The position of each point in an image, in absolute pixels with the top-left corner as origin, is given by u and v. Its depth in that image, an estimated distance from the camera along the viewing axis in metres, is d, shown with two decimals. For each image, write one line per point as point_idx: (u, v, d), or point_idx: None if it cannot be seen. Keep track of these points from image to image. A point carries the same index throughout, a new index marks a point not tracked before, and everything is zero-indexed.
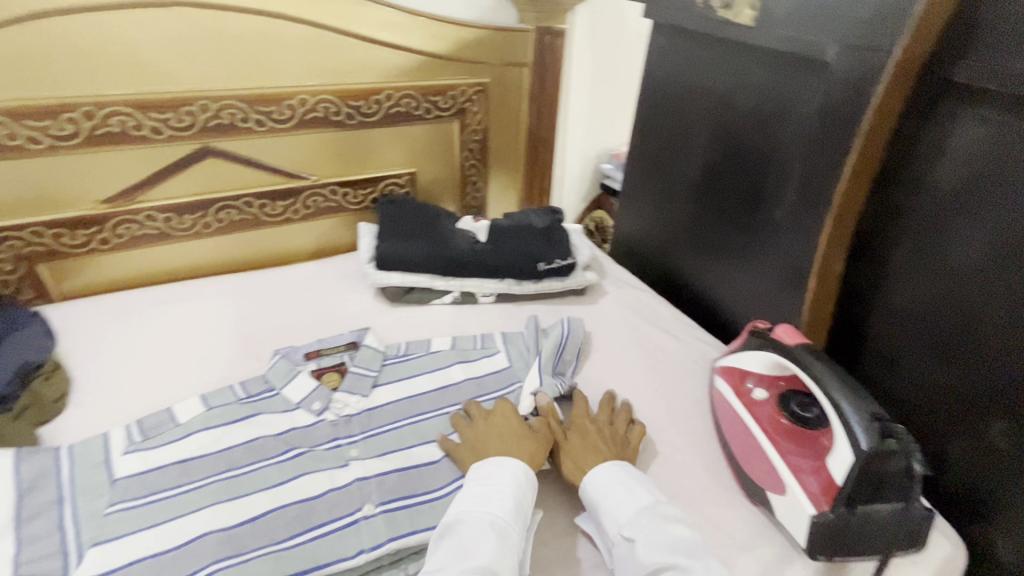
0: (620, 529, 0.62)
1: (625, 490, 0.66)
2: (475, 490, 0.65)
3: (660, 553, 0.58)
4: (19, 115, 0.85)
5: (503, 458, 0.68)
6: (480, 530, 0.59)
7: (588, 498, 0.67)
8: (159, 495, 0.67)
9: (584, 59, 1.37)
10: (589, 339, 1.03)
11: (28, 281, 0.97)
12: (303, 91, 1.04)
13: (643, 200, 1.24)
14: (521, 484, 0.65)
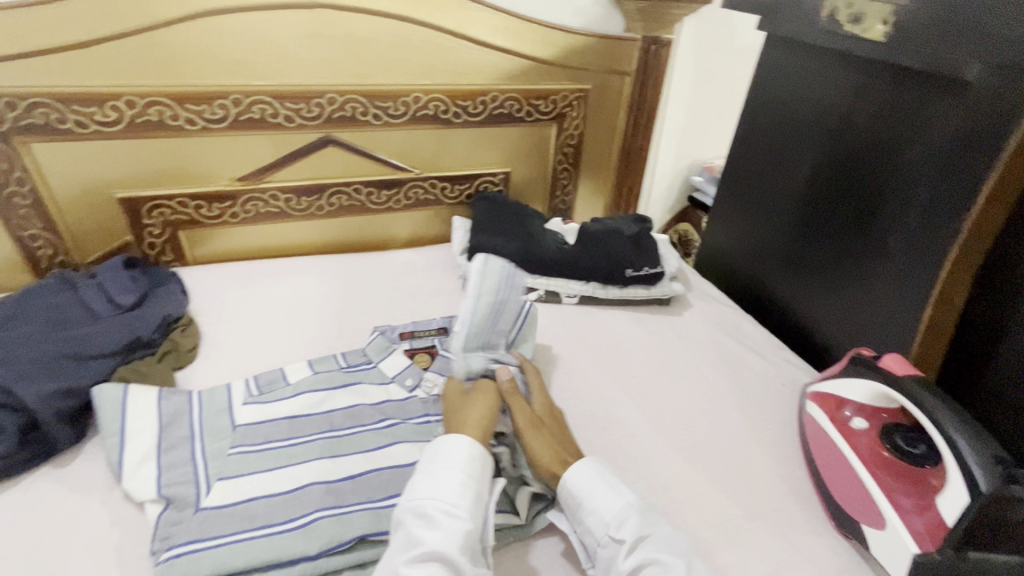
0: (606, 533, 0.62)
1: (609, 489, 0.65)
2: (423, 474, 0.64)
3: (646, 552, 0.59)
4: (181, 100, 0.97)
5: (450, 437, 0.67)
6: (429, 515, 0.59)
7: (567, 497, 0.66)
8: (273, 445, 0.75)
9: (686, 70, 1.36)
10: (672, 349, 1.02)
11: (170, 245, 1.10)
12: (418, 89, 1.11)
13: (736, 215, 1.21)
14: (467, 463, 0.65)
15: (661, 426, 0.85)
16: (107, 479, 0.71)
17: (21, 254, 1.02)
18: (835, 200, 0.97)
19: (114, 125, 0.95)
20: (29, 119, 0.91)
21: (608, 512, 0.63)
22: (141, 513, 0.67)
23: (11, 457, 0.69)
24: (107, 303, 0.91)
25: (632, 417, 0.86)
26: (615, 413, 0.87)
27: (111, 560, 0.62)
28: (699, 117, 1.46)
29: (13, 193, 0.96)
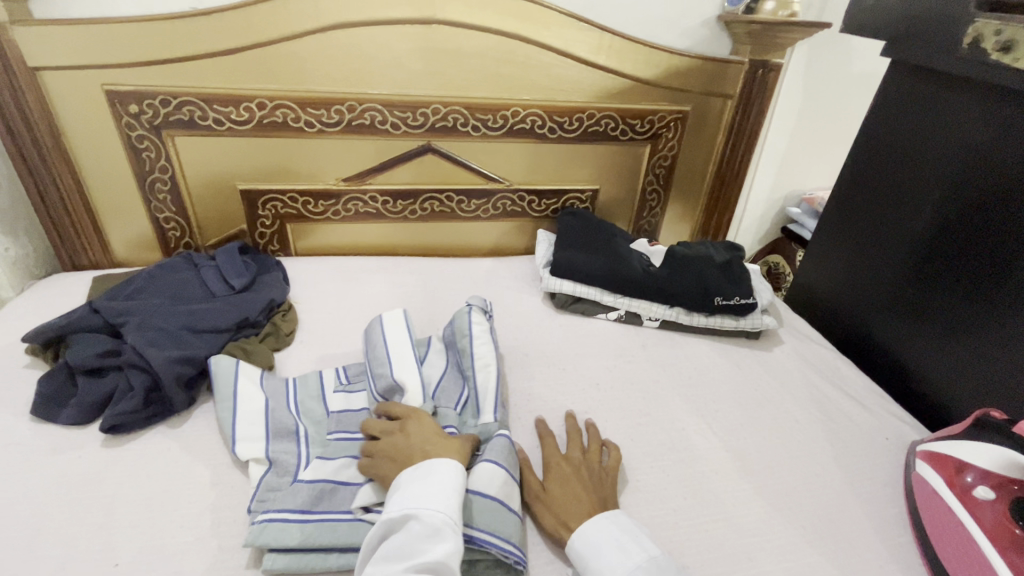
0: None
1: (617, 547, 0.61)
2: (414, 487, 0.60)
3: None
4: (303, 104, 1.05)
5: (445, 459, 0.64)
6: (427, 527, 0.56)
7: (576, 554, 0.62)
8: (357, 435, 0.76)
9: (794, 96, 1.30)
10: (761, 385, 0.96)
11: (278, 236, 1.19)
12: (518, 104, 1.14)
13: (839, 252, 1.13)
14: (461, 486, 0.61)
15: (744, 465, 0.80)
16: (209, 444, 0.77)
17: (156, 233, 1.15)
18: (961, 244, 0.89)
19: (244, 124, 1.05)
20: (177, 115, 1.02)
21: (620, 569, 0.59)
22: (236, 478, 0.73)
23: (134, 412, 0.76)
24: (222, 283, 1.00)
25: (712, 452, 0.82)
26: (694, 445, 0.83)
27: (207, 518, 0.67)
28: (803, 146, 1.39)
29: (156, 179, 1.08)
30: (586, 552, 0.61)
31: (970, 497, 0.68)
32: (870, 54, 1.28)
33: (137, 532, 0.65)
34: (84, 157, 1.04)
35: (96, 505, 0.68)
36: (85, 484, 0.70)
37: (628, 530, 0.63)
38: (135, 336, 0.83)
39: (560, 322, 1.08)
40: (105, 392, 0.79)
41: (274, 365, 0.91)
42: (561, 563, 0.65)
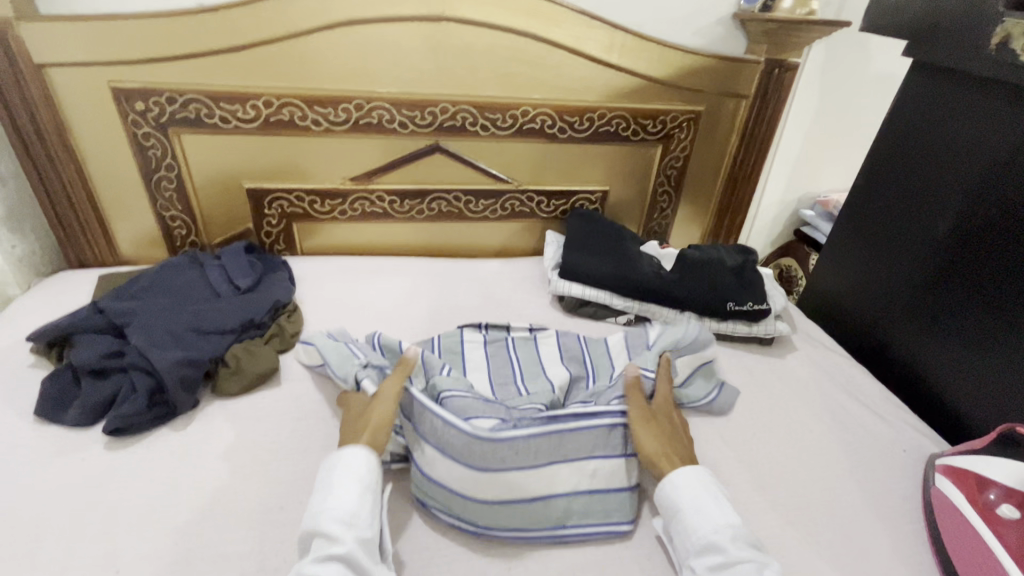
0: (692, 551, 0.61)
1: (707, 505, 0.64)
2: (324, 489, 0.63)
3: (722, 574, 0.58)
4: (311, 102, 1.04)
5: (350, 449, 0.66)
6: (330, 528, 0.59)
7: (664, 508, 0.66)
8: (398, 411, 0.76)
9: (811, 97, 1.27)
10: (773, 392, 0.94)
11: (284, 235, 1.19)
12: (528, 103, 1.11)
13: (853, 259, 1.11)
14: (365, 474, 0.64)
15: (758, 477, 0.78)
16: (211, 446, 0.76)
17: (162, 231, 1.14)
18: (979, 254, 0.87)
19: (251, 123, 1.04)
20: (184, 113, 1.01)
21: (701, 531, 0.62)
22: (239, 482, 0.71)
23: (138, 415, 0.75)
24: (227, 284, 0.99)
25: (724, 464, 0.79)
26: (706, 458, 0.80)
27: (212, 525, 0.66)
28: (819, 148, 1.36)
29: (162, 177, 1.07)
30: (671, 510, 0.65)
31: (994, 515, 0.67)
32: (890, 55, 1.26)
33: (138, 538, 0.64)
34: (90, 155, 1.04)
35: (98, 509, 0.67)
36: (86, 488, 0.69)
37: (711, 490, 0.65)
38: (138, 337, 0.81)
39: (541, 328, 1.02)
40: (107, 393, 0.78)
41: (279, 368, 0.89)
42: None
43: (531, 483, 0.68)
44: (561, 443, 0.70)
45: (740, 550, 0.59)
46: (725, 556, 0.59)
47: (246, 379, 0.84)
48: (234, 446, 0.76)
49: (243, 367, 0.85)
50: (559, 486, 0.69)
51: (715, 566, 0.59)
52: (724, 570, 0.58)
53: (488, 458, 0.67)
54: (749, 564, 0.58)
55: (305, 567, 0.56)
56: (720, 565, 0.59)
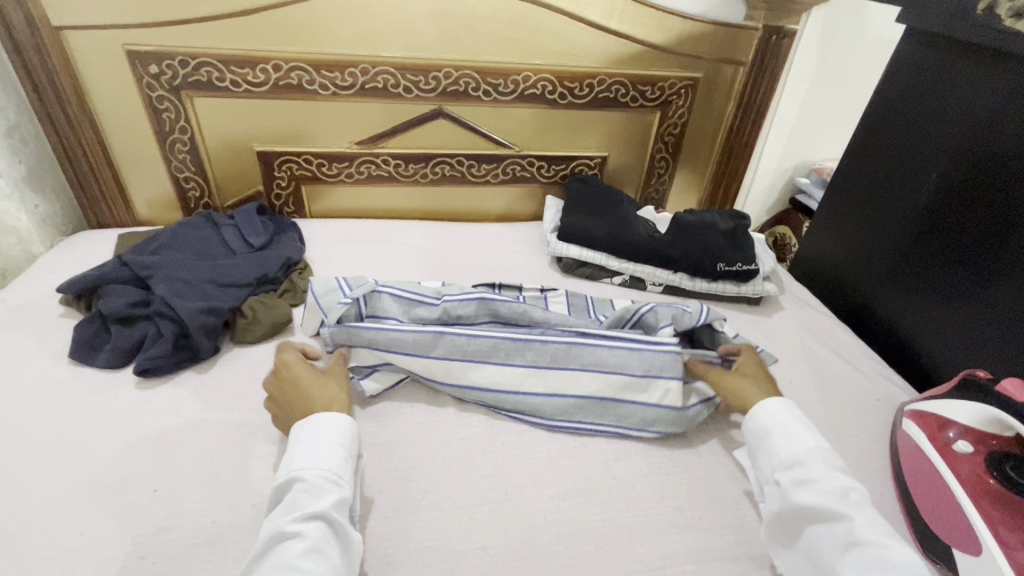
0: (778, 467, 0.66)
1: (791, 430, 0.68)
2: (304, 446, 0.64)
3: (810, 490, 0.62)
4: (318, 66, 1.07)
5: (326, 414, 0.68)
6: (312, 482, 0.60)
7: (750, 433, 0.71)
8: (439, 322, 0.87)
9: (809, 64, 1.29)
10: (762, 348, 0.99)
11: (293, 198, 1.23)
12: (528, 68, 1.14)
13: (842, 224, 1.15)
14: (347, 439, 0.67)
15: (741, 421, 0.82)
16: (231, 388, 0.82)
17: (176, 193, 1.19)
18: (961, 216, 0.91)
19: (261, 86, 1.08)
20: (196, 76, 1.05)
21: (788, 449, 0.67)
22: (260, 418, 0.78)
23: (165, 356, 0.82)
24: (241, 242, 1.04)
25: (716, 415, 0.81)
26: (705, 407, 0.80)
27: (236, 454, 0.73)
28: (816, 115, 1.38)
29: (177, 139, 1.12)
30: (761, 433, 0.70)
31: (950, 451, 0.72)
32: (889, 21, 1.27)
33: (171, 465, 0.71)
34: (107, 118, 1.08)
35: (134, 439, 0.74)
36: (122, 422, 0.76)
37: (803, 420, 0.70)
38: (162, 287, 0.87)
39: (546, 285, 1.07)
40: (135, 338, 0.84)
41: (293, 320, 0.95)
42: (560, 500, 0.70)
43: (548, 379, 0.81)
44: (570, 354, 0.82)
45: (826, 471, 0.63)
46: (809, 472, 0.63)
47: (262, 329, 0.90)
48: (254, 388, 0.83)
49: (260, 317, 0.90)
50: (573, 387, 0.81)
51: (798, 479, 0.63)
52: (808, 484, 0.63)
53: (512, 355, 0.83)
54: (835, 484, 0.62)
55: (290, 519, 0.57)
56: (806, 479, 0.63)
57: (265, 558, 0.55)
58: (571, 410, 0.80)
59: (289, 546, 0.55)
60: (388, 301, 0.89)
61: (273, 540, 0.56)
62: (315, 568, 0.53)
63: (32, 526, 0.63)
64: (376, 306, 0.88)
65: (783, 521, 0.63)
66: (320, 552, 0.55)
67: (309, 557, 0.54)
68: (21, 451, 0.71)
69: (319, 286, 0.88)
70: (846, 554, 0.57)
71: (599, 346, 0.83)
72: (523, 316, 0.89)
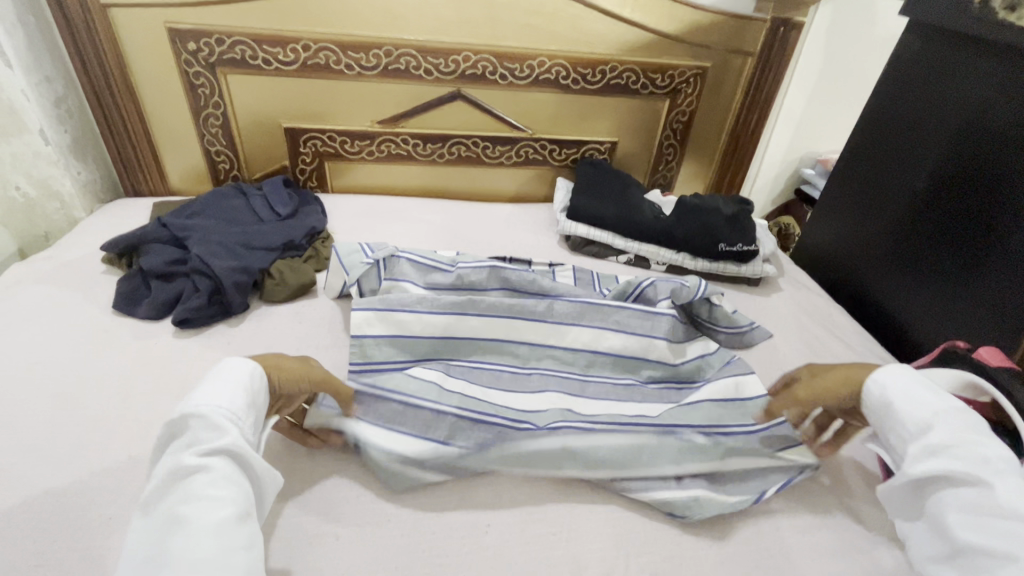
0: (909, 437, 0.61)
1: (925, 396, 0.61)
2: (202, 386, 0.60)
3: (942, 461, 0.57)
4: (345, 47, 1.13)
5: (225, 361, 0.63)
6: (209, 418, 0.56)
7: (874, 403, 0.65)
8: (456, 289, 0.94)
9: (816, 56, 1.33)
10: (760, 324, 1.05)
11: (317, 174, 1.30)
12: (544, 54, 1.19)
13: (843, 208, 1.19)
14: (254, 382, 0.62)
15: (772, 484, 0.71)
16: (261, 341, 0.89)
17: (207, 165, 1.26)
18: (954, 200, 0.95)
19: (290, 65, 1.14)
20: (231, 53, 1.11)
21: (920, 417, 0.60)
22: None
23: (201, 308, 0.89)
24: (269, 211, 1.11)
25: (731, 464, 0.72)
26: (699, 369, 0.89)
27: None
28: (822, 107, 1.42)
29: (210, 114, 1.18)
30: (885, 401, 0.64)
31: None
32: (896, 15, 1.30)
33: None
34: (145, 91, 1.15)
35: (171, 381, 0.80)
36: (161, 366, 0.83)
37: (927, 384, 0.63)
38: (198, 248, 0.94)
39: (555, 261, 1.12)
40: (174, 293, 0.91)
41: (316, 283, 1.01)
42: None
43: (561, 338, 0.91)
44: (581, 317, 0.92)
45: (963, 438, 0.57)
46: (942, 438, 0.57)
47: (288, 289, 0.96)
48: (280, 342, 0.89)
49: (286, 279, 0.97)
50: (581, 343, 0.91)
51: (928, 447, 0.58)
52: (938, 452, 0.57)
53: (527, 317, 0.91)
54: (967, 451, 0.56)
55: (190, 453, 0.54)
56: (931, 448, 0.58)
57: (167, 493, 0.52)
58: (576, 363, 0.90)
59: (193, 480, 0.52)
60: (405, 266, 0.94)
61: (174, 475, 0.52)
62: (225, 494, 0.51)
63: (84, 447, 0.70)
64: (394, 269, 0.94)
65: (912, 490, 0.60)
66: (228, 480, 0.53)
67: (218, 486, 0.52)
68: (71, 387, 0.78)
69: (343, 248, 0.96)
70: (968, 518, 0.53)
71: (608, 310, 0.93)
72: (532, 284, 0.94)
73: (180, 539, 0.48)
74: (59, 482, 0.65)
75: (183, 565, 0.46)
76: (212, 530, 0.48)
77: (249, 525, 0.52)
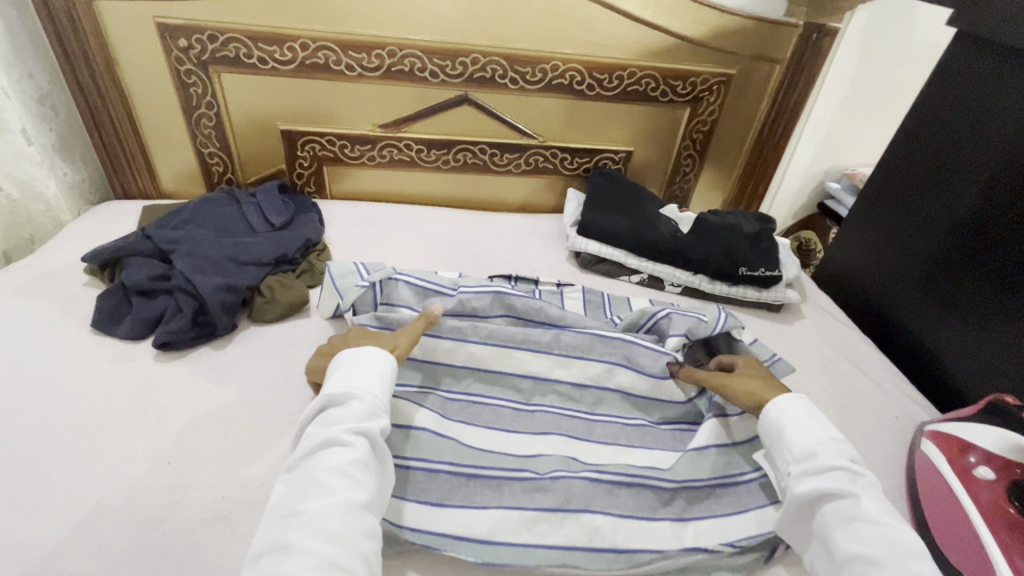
0: (793, 461, 0.68)
1: (810, 422, 0.71)
2: (355, 372, 0.70)
3: (820, 481, 0.65)
4: (345, 47, 1.06)
5: (369, 351, 0.73)
6: (365, 404, 0.67)
7: (765, 432, 0.73)
8: (461, 316, 0.87)
9: (847, 65, 1.24)
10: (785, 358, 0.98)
11: (315, 178, 1.23)
12: (558, 57, 1.11)
13: (871, 229, 1.12)
14: (393, 378, 0.72)
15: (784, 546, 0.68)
16: (247, 366, 0.84)
17: (200, 168, 1.20)
18: (1001, 232, 0.88)
19: (287, 65, 1.07)
20: (224, 52, 1.04)
21: (803, 443, 0.69)
22: (274, 398, 0.79)
23: (182, 330, 0.82)
24: (262, 220, 1.05)
25: (739, 523, 0.70)
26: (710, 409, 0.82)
27: (250, 432, 0.74)
28: (852, 117, 1.34)
29: (202, 115, 1.12)
30: (774, 429, 0.72)
31: (970, 476, 0.71)
32: (938, 21, 1.21)
33: (184, 440, 0.72)
34: (135, 90, 1.08)
35: (149, 412, 0.75)
36: (140, 393, 0.77)
37: (815, 415, 0.72)
38: (182, 262, 0.87)
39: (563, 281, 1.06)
40: (157, 311, 0.85)
41: (309, 301, 0.95)
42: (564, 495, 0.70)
43: (566, 373, 0.85)
44: (589, 351, 0.87)
45: (838, 460, 0.66)
46: (820, 461, 0.66)
47: (279, 308, 0.90)
48: (268, 368, 0.84)
49: (277, 297, 0.91)
50: (589, 380, 0.84)
51: (809, 469, 0.66)
52: (816, 474, 0.65)
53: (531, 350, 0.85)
54: (841, 471, 0.65)
55: (344, 430, 0.63)
56: (812, 469, 0.66)
57: (311, 456, 0.62)
58: (585, 402, 0.84)
59: (339, 453, 0.61)
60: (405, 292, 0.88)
61: (327, 444, 0.62)
62: (362, 478, 0.60)
63: (51, 488, 0.65)
64: (392, 294, 0.88)
65: (795, 512, 0.66)
66: (365, 466, 0.61)
67: (358, 467, 0.61)
68: (42, 416, 0.73)
69: (337, 269, 0.89)
70: (845, 528, 0.61)
71: (619, 346, 0.88)
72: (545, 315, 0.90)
73: (321, 505, 0.57)
74: (21, 528, 0.61)
75: (319, 529, 0.55)
76: (346, 509, 0.57)
77: (372, 513, 0.60)
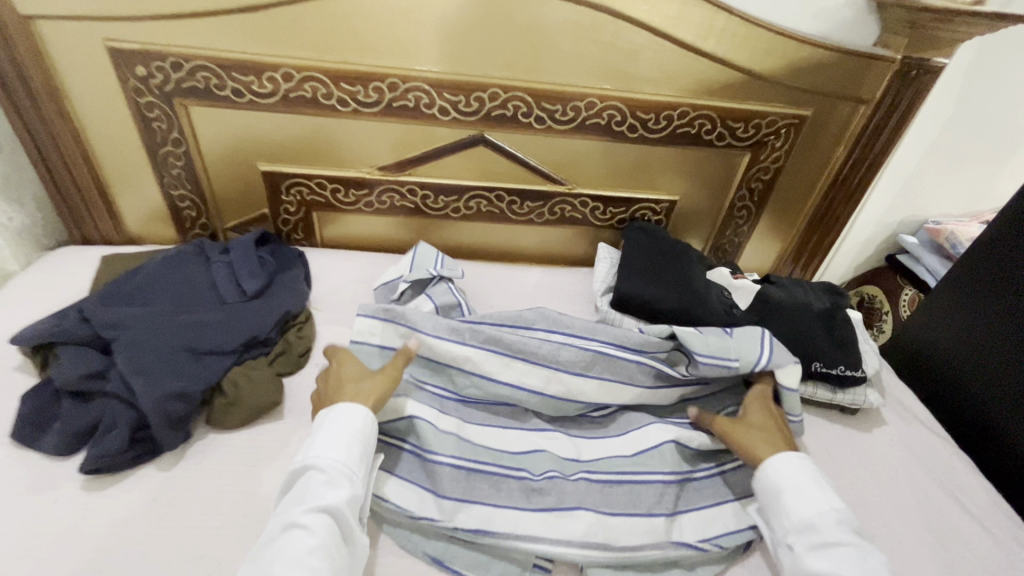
0: (793, 530, 0.64)
1: (815, 487, 0.66)
2: (319, 438, 0.64)
3: (830, 560, 0.59)
4: (338, 78, 0.87)
5: (347, 407, 0.67)
6: (326, 475, 0.61)
7: (762, 492, 0.68)
8: (497, 348, 0.79)
9: (944, 106, 1.03)
10: (871, 486, 0.80)
11: (302, 224, 1.06)
12: (594, 93, 0.91)
13: (971, 311, 0.92)
14: (364, 435, 0.65)
15: None
16: (198, 494, 0.67)
17: (170, 210, 1.03)
18: None
19: (268, 97, 0.89)
20: (191, 82, 0.86)
21: (806, 513, 0.64)
22: (225, 549, 0.62)
23: (116, 454, 0.66)
24: (234, 284, 0.87)
25: None
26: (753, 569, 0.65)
27: None
28: (941, 165, 1.12)
29: (170, 153, 0.95)
30: (773, 492, 0.67)
31: None
32: None
33: None
34: (90, 124, 0.91)
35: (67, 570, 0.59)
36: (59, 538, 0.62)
37: (817, 479, 0.67)
38: (124, 358, 0.71)
39: None
40: (89, 421, 0.69)
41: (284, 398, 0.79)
42: None
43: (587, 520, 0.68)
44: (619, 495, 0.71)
45: (844, 534, 0.61)
46: (823, 535, 0.61)
47: (244, 411, 0.74)
48: (224, 499, 0.67)
49: (241, 399, 0.74)
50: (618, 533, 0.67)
51: (813, 545, 0.61)
52: (824, 550, 0.61)
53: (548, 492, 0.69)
54: (852, 547, 0.60)
55: (303, 510, 0.58)
56: (818, 543, 0.61)
57: (268, 544, 0.57)
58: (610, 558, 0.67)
59: (297, 538, 0.56)
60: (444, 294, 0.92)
61: (283, 530, 0.57)
62: (317, 564, 0.54)
63: None
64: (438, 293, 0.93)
65: None
66: (325, 550, 0.56)
67: (315, 552, 0.55)
68: None
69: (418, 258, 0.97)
70: None
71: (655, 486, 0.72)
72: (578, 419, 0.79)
73: None
74: None
75: None
76: None
77: None
